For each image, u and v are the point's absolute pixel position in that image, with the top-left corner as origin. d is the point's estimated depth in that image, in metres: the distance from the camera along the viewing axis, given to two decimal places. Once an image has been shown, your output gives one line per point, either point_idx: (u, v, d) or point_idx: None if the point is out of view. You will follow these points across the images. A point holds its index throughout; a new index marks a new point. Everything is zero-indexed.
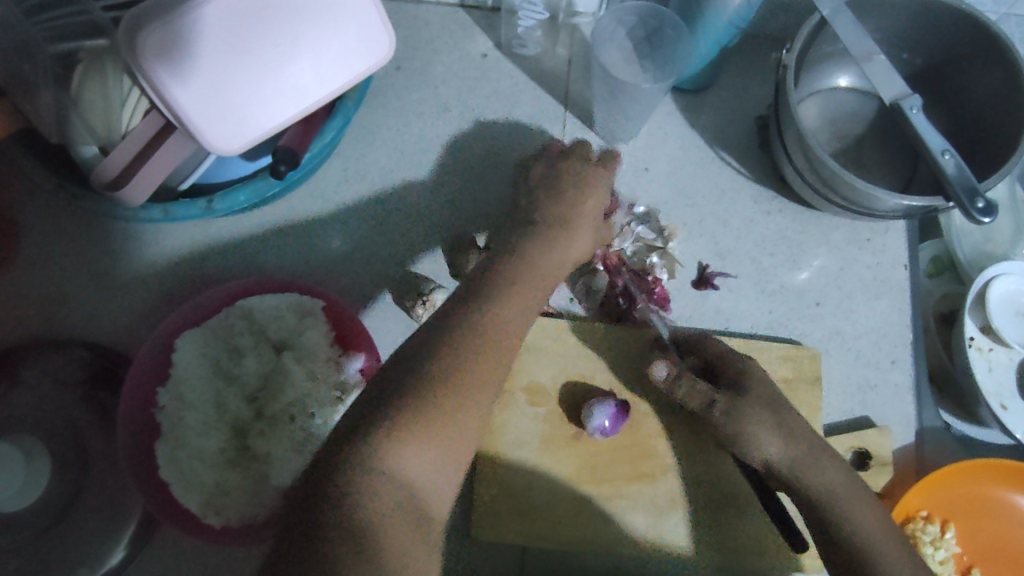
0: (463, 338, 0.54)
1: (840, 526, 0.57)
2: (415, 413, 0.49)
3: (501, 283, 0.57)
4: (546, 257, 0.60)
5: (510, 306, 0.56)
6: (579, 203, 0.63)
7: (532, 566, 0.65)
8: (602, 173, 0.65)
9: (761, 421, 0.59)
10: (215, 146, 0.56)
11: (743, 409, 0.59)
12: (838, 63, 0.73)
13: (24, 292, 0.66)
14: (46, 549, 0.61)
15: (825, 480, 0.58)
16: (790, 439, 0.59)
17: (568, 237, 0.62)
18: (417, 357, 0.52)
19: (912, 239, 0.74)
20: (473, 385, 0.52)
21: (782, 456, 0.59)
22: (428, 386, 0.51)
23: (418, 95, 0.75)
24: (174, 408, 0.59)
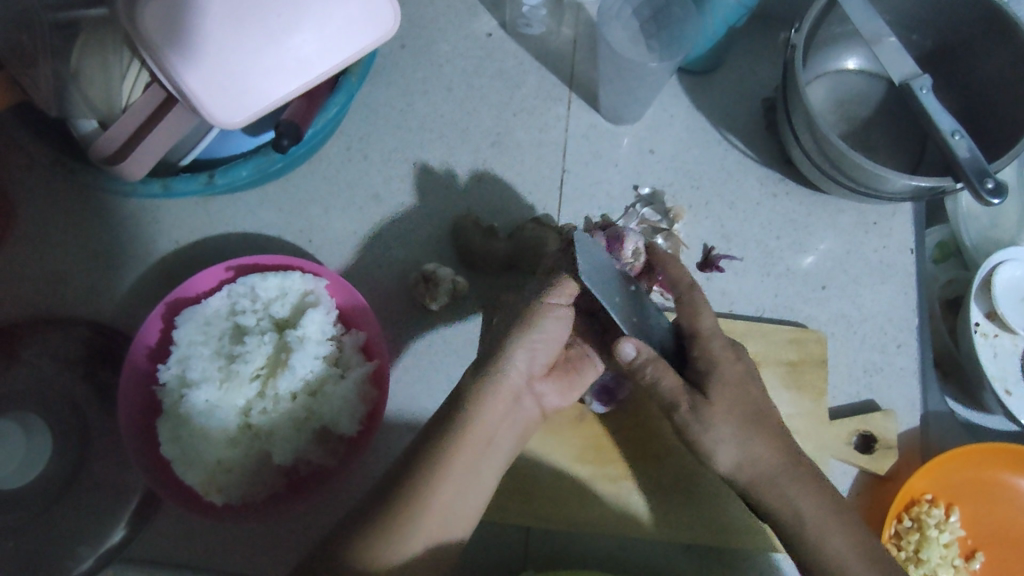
0: (464, 434, 0.53)
1: (796, 542, 0.55)
2: (407, 529, 0.51)
3: (479, 391, 0.54)
4: (516, 373, 0.54)
5: (495, 410, 0.54)
6: (528, 343, 0.54)
7: (536, 549, 0.64)
8: (551, 304, 0.54)
9: (724, 431, 0.55)
10: (216, 118, 0.54)
11: (707, 417, 0.55)
12: (847, 44, 0.72)
13: (23, 270, 0.66)
14: (47, 526, 0.61)
15: (787, 500, 0.55)
16: (755, 454, 0.55)
17: (530, 333, 0.54)
18: (420, 456, 0.53)
19: (919, 223, 0.73)
20: (471, 484, 0.53)
21: (739, 472, 0.56)
22: (425, 495, 0.51)
23: (421, 74, 0.74)
24: (176, 385, 0.59)
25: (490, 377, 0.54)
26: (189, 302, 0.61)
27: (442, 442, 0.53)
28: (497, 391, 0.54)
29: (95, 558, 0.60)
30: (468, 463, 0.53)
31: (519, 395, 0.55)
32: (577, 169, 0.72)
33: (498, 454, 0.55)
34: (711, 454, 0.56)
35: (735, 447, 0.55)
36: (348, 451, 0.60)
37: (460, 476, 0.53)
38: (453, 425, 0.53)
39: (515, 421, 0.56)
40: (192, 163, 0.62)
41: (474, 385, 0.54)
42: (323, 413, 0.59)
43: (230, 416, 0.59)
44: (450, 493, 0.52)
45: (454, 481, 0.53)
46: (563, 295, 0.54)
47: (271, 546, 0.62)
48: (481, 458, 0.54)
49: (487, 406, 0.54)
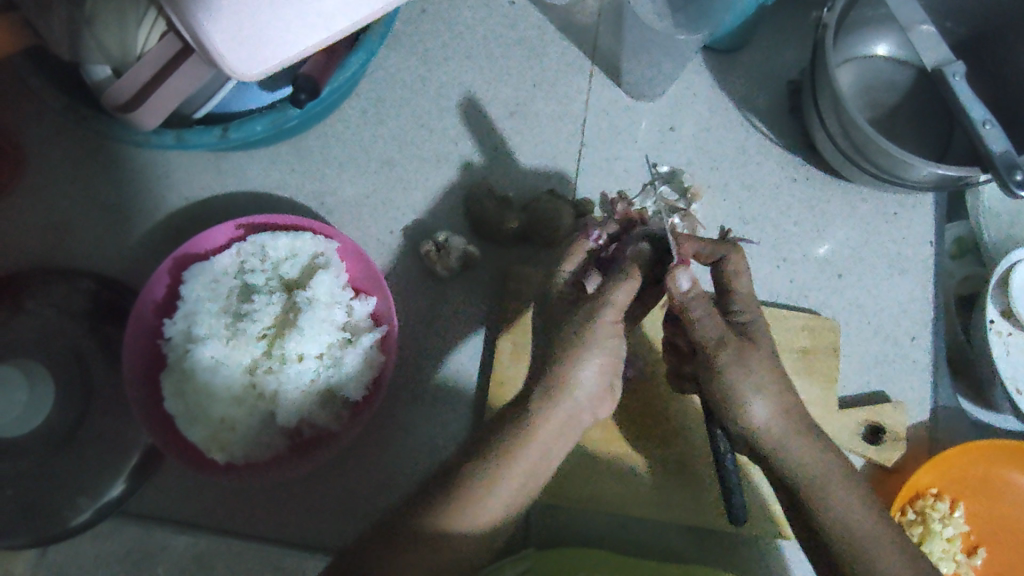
0: (526, 440, 0.52)
1: (818, 511, 0.52)
2: (478, 507, 0.51)
3: (542, 405, 0.52)
4: (581, 392, 0.52)
5: (556, 425, 0.52)
6: (592, 363, 0.51)
7: (536, 523, 0.64)
8: (609, 320, 0.51)
9: (761, 385, 0.50)
10: (234, 70, 0.53)
11: (747, 364, 0.50)
12: (879, 27, 0.70)
13: (29, 219, 0.65)
14: (47, 477, 0.60)
15: (811, 458, 0.51)
16: (784, 410, 0.51)
17: (592, 350, 0.51)
18: (485, 454, 0.52)
19: (941, 215, 0.72)
20: (526, 488, 0.52)
21: (771, 425, 0.51)
22: (487, 491, 0.51)
23: (441, 39, 0.72)
24: (182, 340, 0.58)
25: (554, 394, 0.51)
26: (198, 258, 0.60)
27: (507, 444, 0.52)
28: (558, 410, 0.52)
29: (93, 510, 0.60)
30: (529, 467, 0.52)
31: (579, 413, 0.53)
32: (595, 144, 0.71)
33: (555, 463, 0.54)
34: (745, 405, 0.50)
35: (767, 401, 0.50)
36: (353, 416, 0.59)
37: (531, 466, 0.52)
38: (517, 427, 0.52)
39: (571, 435, 0.54)
40: (206, 116, 0.61)
41: (539, 399, 0.52)
42: (329, 374, 0.59)
43: (236, 374, 0.58)
44: (517, 488, 0.52)
45: (524, 476, 0.52)
46: (619, 306, 0.51)
47: (275, 505, 0.62)
48: (540, 466, 0.53)
49: (553, 418, 0.52)
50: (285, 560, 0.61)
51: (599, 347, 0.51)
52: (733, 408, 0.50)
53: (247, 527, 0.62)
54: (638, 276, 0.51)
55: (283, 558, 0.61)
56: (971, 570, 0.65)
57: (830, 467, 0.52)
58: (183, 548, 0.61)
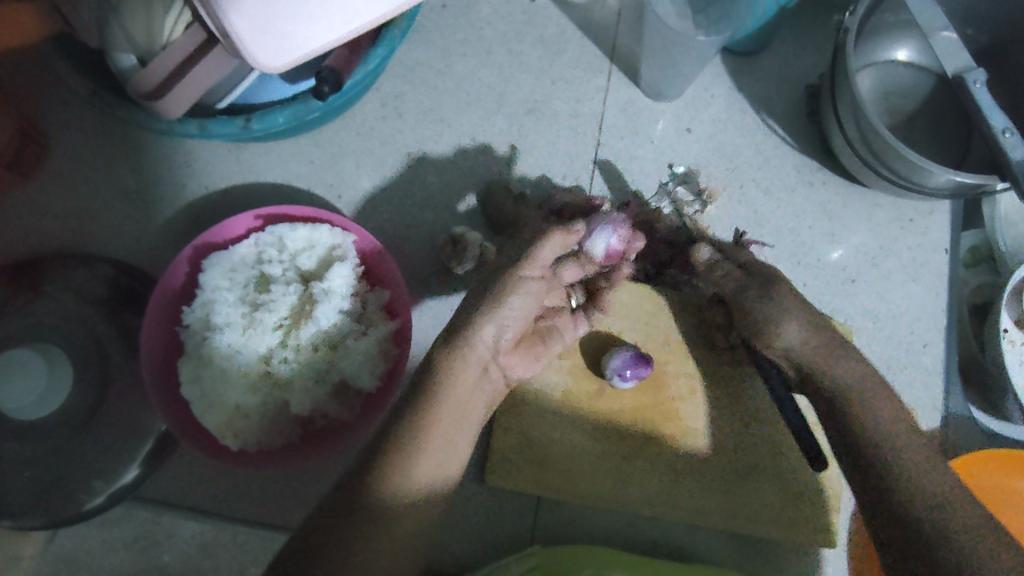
0: (439, 401, 0.53)
1: (858, 422, 0.53)
2: (409, 472, 0.51)
3: (449, 361, 0.54)
4: (483, 345, 0.55)
5: (465, 379, 0.54)
6: (494, 317, 0.55)
7: (543, 519, 0.64)
8: (525, 272, 0.54)
9: (794, 307, 0.55)
10: (261, 62, 0.54)
11: (777, 295, 0.55)
12: (900, 32, 0.69)
13: (51, 205, 0.65)
14: (63, 461, 0.61)
15: (850, 375, 0.54)
16: (818, 328, 0.55)
17: (491, 306, 0.54)
18: (403, 420, 0.53)
19: (957, 223, 0.72)
20: (450, 449, 0.54)
21: (804, 344, 0.55)
22: (415, 455, 0.52)
23: (461, 36, 0.72)
24: (200, 328, 0.59)
25: (460, 348, 0.54)
26: (217, 247, 0.61)
27: (420, 407, 0.53)
28: (467, 360, 0.54)
29: (106, 495, 0.61)
30: (446, 428, 0.53)
31: (486, 366, 0.56)
32: (612, 143, 0.71)
33: (473, 419, 0.56)
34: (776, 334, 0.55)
35: (801, 322, 0.55)
36: (366, 407, 0.60)
37: (449, 428, 0.54)
38: (429, 389, 0.54)
39: (486, 390, 0.57)
40: (228, 107, 0.62)
41: (446, 356, 0.54)
42: (344, 366, 0.59)
43: (253, 362, 0.58)
44: (443, 452, 0.53)
45: (446, 439, 0.53)
46: (538, 261, 0.54)
47: (285, 493, 0.63)
48: (458, 423, 0.54)
49: (463, 374, 0.54)
50: None
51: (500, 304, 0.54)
52: (766, 329, 0.56)
53: (257, 516, 0.62)
54: (564, 235, 0.55)
55: None
56: None
57: (869, 381, 0.55)
58: (185, 539, 0.62)
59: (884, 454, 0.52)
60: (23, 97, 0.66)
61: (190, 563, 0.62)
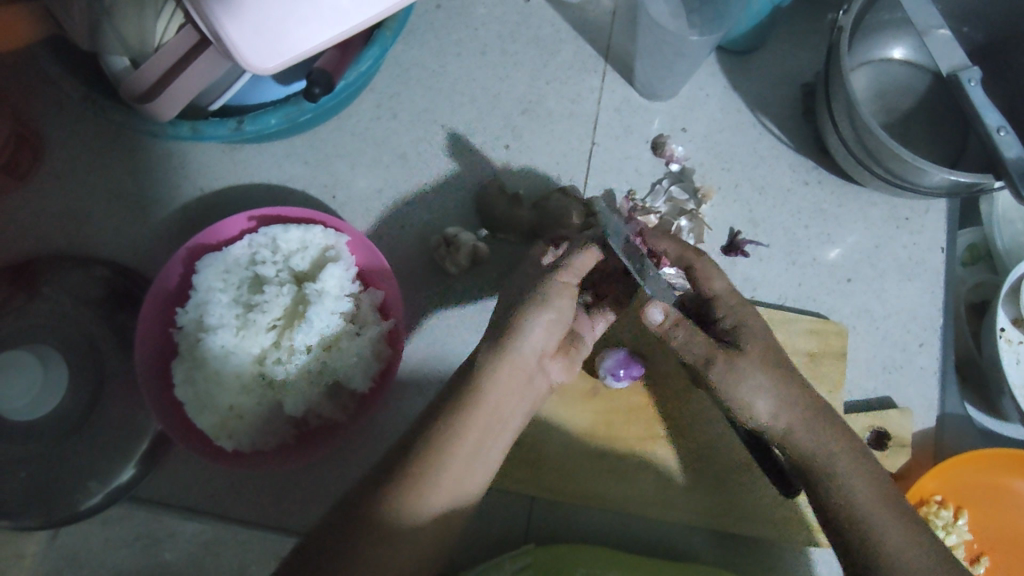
0: (472, 410, 0.53)
1: (829, 488, 0.54)
2: (425, 486, 0.51)
3: (491, 366, 0.53)
4: (529, 348, 0.54)
5: (502, 386, 0.53)
6: (542, 320, 0.53)
7: (538, 519, 0.64)
8: (562, 279, 0.53)
9: (763, 381, 0.53)
10: (251, 64, 0.53)
11: (739, 370, 0.53)
12: (895, 30, 0.69)
13: (47, 207, 0.66)
14: (60, 461, 0.61)
15: (820, 445, 0.54)
16: (787, 400, 0.54)
17: (539, 309, 0.53)
18: (432, 430, 0.53)
19: (953, 221, 0.72)
20: (477, 460, 0.53)
21: (775, 420, 0.54)
22: (437, 469, 0.52)
23: (455, 36, 0.72)
24: (193, 329, 0.59)
25: (504, 353, 0.53)
26: (211, 249, 0.61)
27: (451, 416, 0.53)
28: (511, 365, 0.53)
29: (103, 494, 0.61)
30: (476, 440, 0.53)
31: (531, 371, 0.55)
32: (607, 143, 0.71)
33: (508, 428, 0.55)
34: (749, 407, 0.54)
35: (770, 397, 0.53)
36: (359, 407, 0.60)
37: (476, 441, 0.53)
38: (464, 397, 0.53)
39: (527, 397, 0.55)
40: (220, 109, 0.62)
41: (489, 360, 0.53)
42: (336, 367, 0.59)
43: (246, 363, 0.59)
44: (468, 464, 0.53)
45: (472, 451, 0.53)
46: (574, 270, 0.53)
47: (280, 494, 0.63)
48: (490, 434, 0.54)
49: (501, 383, 0.53)
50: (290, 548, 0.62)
51: (546, 305, 0.53)
52: (737, 408, 0.54)
53: (253, 516, 0.63)
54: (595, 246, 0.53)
55: (289, 546, 0.62)
56: None
57: (839, 447, 0.54)
58: (190, 536, 0.62)
59: (863, 530, 0.53)
60: (20, 100, 0.67)
61: (189, 562, 0.61)
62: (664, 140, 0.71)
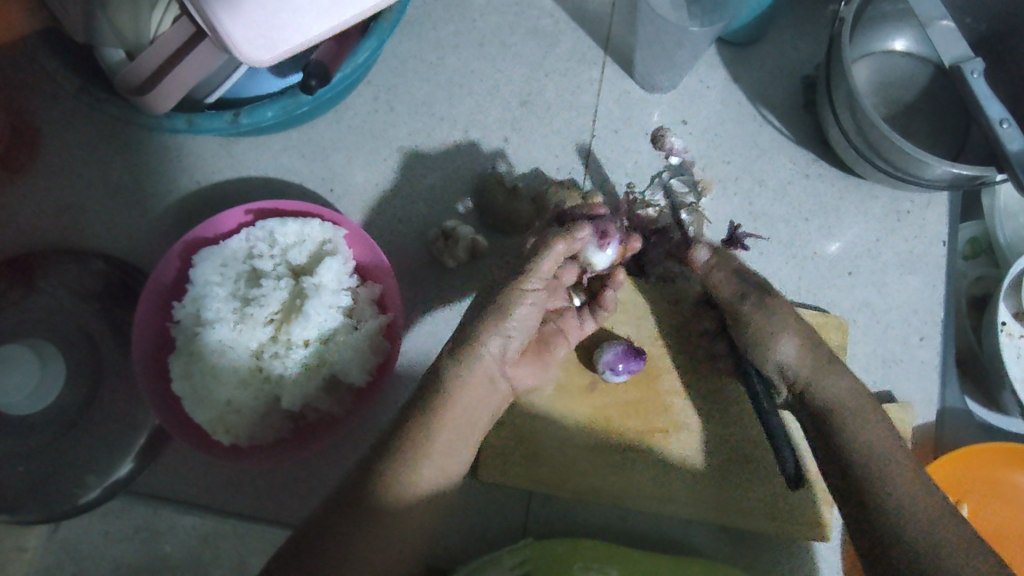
0: (440, 410, 0.53)
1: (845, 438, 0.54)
2: (404, 473, 0.52)
3: (454, 373, 0.53)
4: (490, 357, 0.54)
5: (469, 389, 0.53)
6: (500, 330, 0.53)
7: (536, 513, 0.64)
8: (528, 286, 0.53)
9: (788, 320, 0.56)
10: (246, 56, 0.53)
11: (771, 306, 0.56)
12: (898, 21, 0.68)
13: (42, 200, 0.65)
14: (58, 455, 0.62)
15: (842, 394, 0.55)
16: (810, 345, 0.56)
17: (500, 316, 0.53)
18: (404, 425, 0.53)
19: (955, 214, 0.71)
20: (451, 454, 0.54)
21: (801, 362, 0.56)
22: (416, 462, 0.52)
23: (453, 28, 0.72)
24: (191, 323, 0.59)
25: (467, 360, 0.53)
26: (208, 242, 0.61)
27: (421, 422, 0.53)
28: (473, 375, 0.53)
29: (101, 489, 0.61)
30: (448, 441, 0.53)
31: (496, 377, 0.55)
32: (606, 136, 0.71)
33: (478, 428, 0.55)
34: (773, 345, 0.56)
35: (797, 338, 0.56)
36: (358, 401, 0.60)
37: (449, 432, 0.53)
38: (433, 399, 0.53)
39: (492, 403, 0.56)
40: (217, 101, 0.62)
41: (453, 370, 0.53)
42: (334, 360, 0.59)
43: (244, 357, 0.58)
44: (439, 457, 0.53)
45: (445, 441, 0.53)
46: (541, 275, 0.53)
47: (277, 488, 0.63)
48: (460, 435, 0.54)
49: (467, 386, 0.53)
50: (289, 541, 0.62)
51: (506, 313, 0.53)
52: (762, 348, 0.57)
53: (251, 510, 0.63)
54: (563, 245, 0.53)
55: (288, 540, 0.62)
56: None
57: (856, 399, 0.55)
58: (191, 529, 0.62)
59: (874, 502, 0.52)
60: (15, 94, 0.66)
61: (189, 555, 0.62)
62: (663, 132, 0.70)
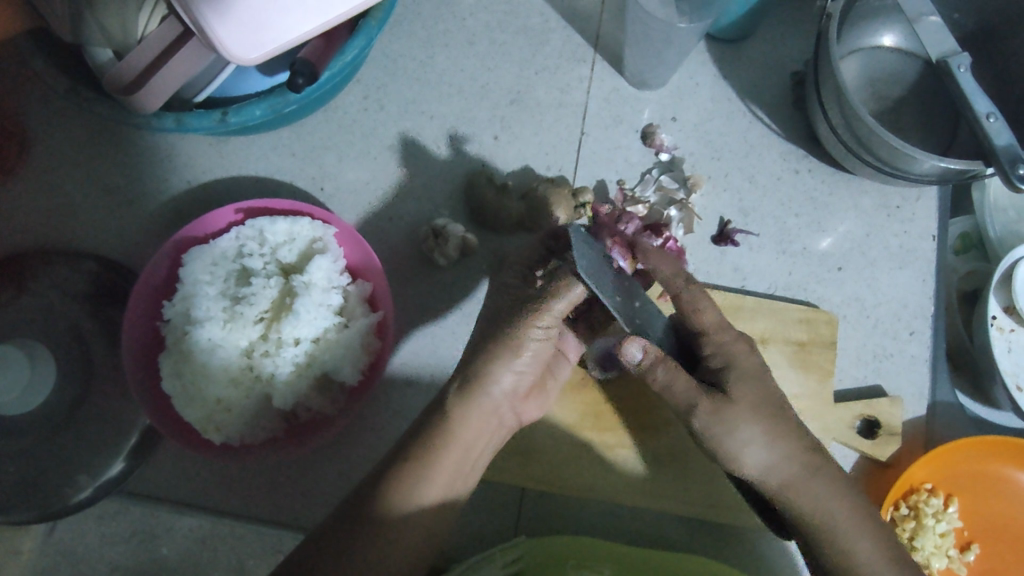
0: (448, 440, 0.53)
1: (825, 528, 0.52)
2: (413, 489, 0.52)
3: (463, 405, 0.53)
4: (499, 392, 0.54)
5: (476, 421, 0.54)
6: (513, 367, 0.53)
7: (528, 509, 0.64)
8: (539, 324, 0.51)
9: (752, 432, 0.50)
10: (234, 54, 0.53)
11: (726, 418, 0.50)
12: (886, 17, 0.68)
13: (33, 201, 0.65)
14: (50, 456, 0.62)
15: (815, 503, 0.52)
16: (785, 453, 0.51)
17: (507, 351, 0.52)
18: (413, 448, 0.53)
19: (945, 208, 0.71)
20: (460, 476, 0.54)
21: (768, 474, 0.51)
22: (420, 482, 0.52)
23: (443, 27, 0.72)
24: (180, 322, 0.59)
25: (475, 394, 0.53)
26: (198, 241, 0.61)
27: (426, 445, 0.53)
28: (480, 409, 0.54)
29: (94, 488, 0.61)
30: (453, 466, 0.53)
31: (501, 410, 0.55)
32: (596, 133, 0.71)
33: (484, 451, 0.56)
34: (733, 459, 0.51)
35: (763, 447, 0.51)
36: (349, 399, 0.60)
37: (458, 457, 0.54)
38: (440, 426, 0.53)
39: (494, 433, 0.56)
40: (207, 100, 0.62)
41: (460, 402, 0.53)
42: (325, 358, 0.59)
43: (234, 356, 0.59)
44: (445, 481, 0.53)
45: (452, 466, 0.53)
46: (553, 315, 0.50)
47: (269, 487, 0.63)
48: (466, 461, 0.54)
49: (472, 417, 0.53)
50: (283, 542, 0.62)
51: (512, 350, 0.52)
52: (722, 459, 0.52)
53: (246, 509, 0.63)
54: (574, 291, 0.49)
55: (282, 542, 0.62)
56: (963, 566, 0.66)
57: (833, 503, 0.52)
58: (185, 530, 0.62)
59: (832, 556, 0.53)
60: (7, 95, 0.66)
61: (183, 556, 0.62)
62: (654, 129, 0.70)
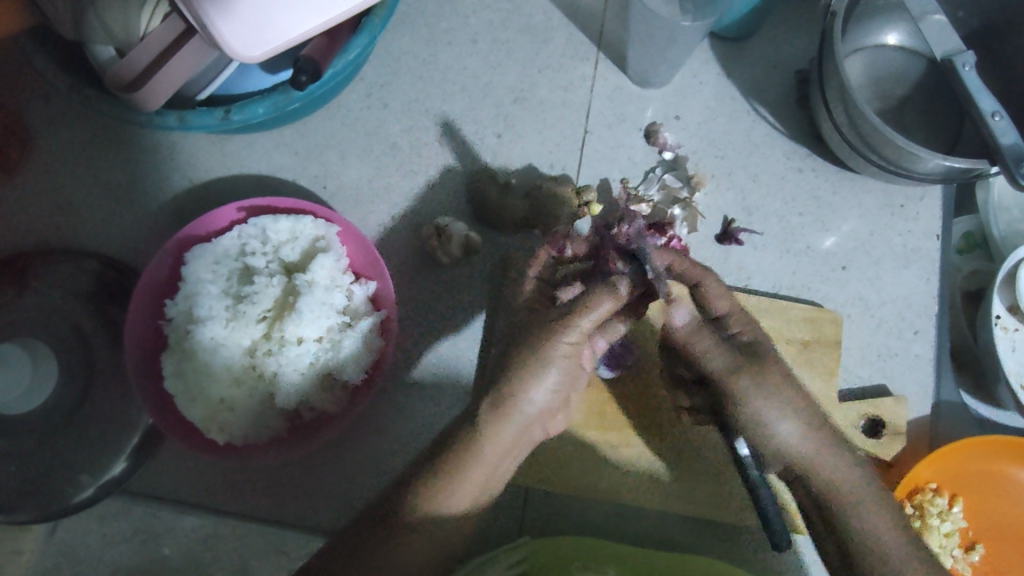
0: (478, 455, 0.52)
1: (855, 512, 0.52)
2: (441, 500, 0.52)
3: (494, 421, 0.52)
4: (534, 408, 0.52)
5: (509, 435, 0.53)
6: (547, 383, 0.52)
7: (531, 509, 0.64)
8: (568, 341, 0.51)
9: (778, 403, 0.51)
10: (235, 51, 0.53)
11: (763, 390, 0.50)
12: (891, 16, 0.68)
13: (34, 200, 0.65)
14: (50, 455, 0.61)
15: (842, 473, 0.52)
16: (809, 425, 0.52)
17: (540, 367, 0.51)
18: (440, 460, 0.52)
19: (949, 207, 0.71)
20: (487, 486, 0.54)
21: (797, 445, 0.51)
22: (447, 493, 0.52)
23: (446, 25, 0.72)
24: (182, 320, 0.59)
25: (508, 408, 0.52)
26: (200, 240, 0.61)
27: (453, 458, 0.52)
28: (512, 422, 0.52)
29: (95, 487, 0.61)
30: (482, 477, 0.53)
31: (533, 425, 0.54)
32: (599, 131, 0.71)
33: (513, 462, 0.55)
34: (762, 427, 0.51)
35: (792, 419, 0.51)
36: (352, 398, 0.60)
37: (487, 470, 0.53)
38: (468, 437, 0.52)
39: (524, 446, 0.55)
40: (209, 98, 0.61)
41: (491, 417, 0.52)
42: (329, 358, 0.59)
43: (237, 355, 0.58)
44: (472, 492, 0.53)
45: (480, 478, 0.53)
46: (580, 331, 0.50)
47: (272, 487, 0.63)
48: (494, 473, 0.54)
49: (504, 433, 0.52)
50: (286, 543, 0.62)
51: (544, 364, 0.51)
52: (751, 430, 0.52)
53: (248, 509, 0.62)
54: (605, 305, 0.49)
55: (285, 542, 0.62)
56: (968, 566, 0.65)
57: (860, 480, 0.52)
58: (187, 531, 0.62)
59: (860, 535, 0.52)
60: (8, 93, 0.66)
61: (185, 556, 0.61)
62: (657, 128, 0.70)
